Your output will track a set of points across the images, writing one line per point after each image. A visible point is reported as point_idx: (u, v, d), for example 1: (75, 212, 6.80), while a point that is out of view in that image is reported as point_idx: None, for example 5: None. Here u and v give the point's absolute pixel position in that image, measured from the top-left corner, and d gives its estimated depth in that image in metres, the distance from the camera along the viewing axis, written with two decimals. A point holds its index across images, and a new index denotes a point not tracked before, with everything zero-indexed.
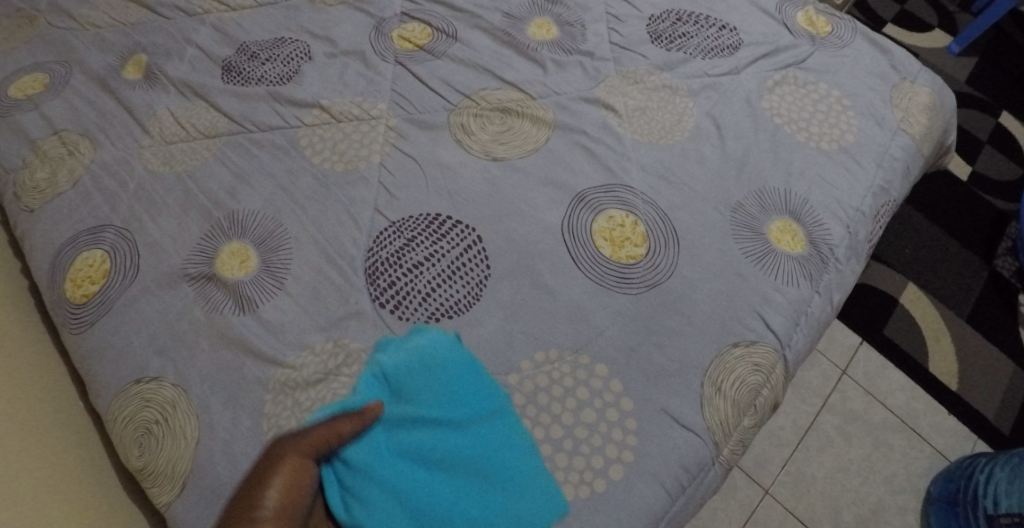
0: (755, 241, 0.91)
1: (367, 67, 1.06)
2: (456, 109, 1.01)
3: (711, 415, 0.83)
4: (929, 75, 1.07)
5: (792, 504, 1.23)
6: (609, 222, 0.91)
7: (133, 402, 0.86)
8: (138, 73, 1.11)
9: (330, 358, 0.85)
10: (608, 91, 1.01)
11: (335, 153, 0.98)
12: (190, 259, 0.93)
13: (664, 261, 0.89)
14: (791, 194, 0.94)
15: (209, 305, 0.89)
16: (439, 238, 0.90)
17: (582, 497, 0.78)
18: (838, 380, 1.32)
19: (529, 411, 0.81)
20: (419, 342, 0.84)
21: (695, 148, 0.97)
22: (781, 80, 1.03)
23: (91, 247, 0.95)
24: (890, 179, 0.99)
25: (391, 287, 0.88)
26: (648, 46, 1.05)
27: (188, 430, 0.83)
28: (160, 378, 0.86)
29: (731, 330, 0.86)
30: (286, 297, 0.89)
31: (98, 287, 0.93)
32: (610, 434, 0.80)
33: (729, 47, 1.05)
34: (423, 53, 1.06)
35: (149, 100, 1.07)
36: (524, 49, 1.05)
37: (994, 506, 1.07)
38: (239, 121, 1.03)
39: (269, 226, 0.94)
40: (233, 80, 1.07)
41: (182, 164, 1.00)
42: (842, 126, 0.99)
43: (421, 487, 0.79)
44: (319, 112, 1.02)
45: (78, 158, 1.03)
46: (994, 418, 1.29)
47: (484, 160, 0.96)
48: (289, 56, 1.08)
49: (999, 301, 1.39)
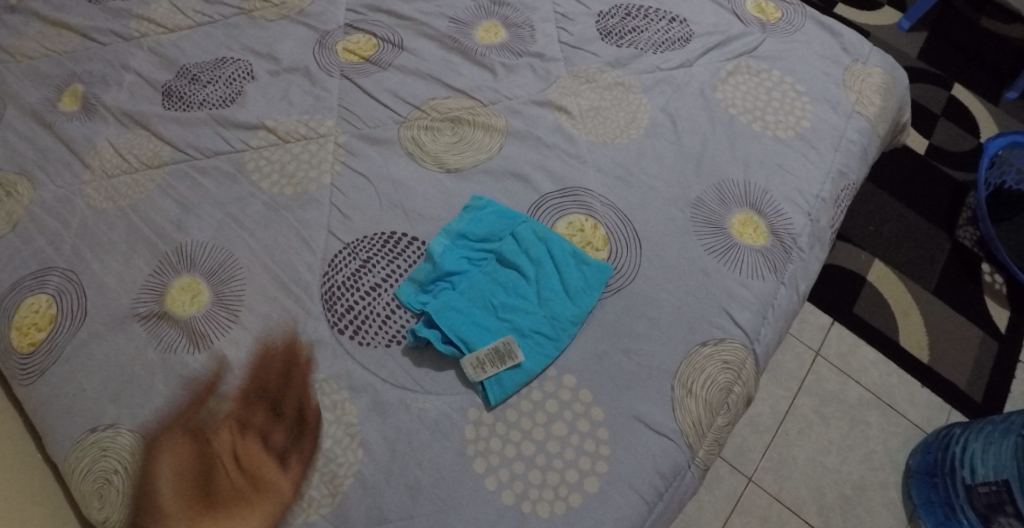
0: (716, 236, 0.90)
1: (312, 84, 1.03)
2: (406, 122, 0.98)
3: (684, 418, 0.81)
4: (880, 55, 1.07)
5: (776, 490, 1.20)
6: (569, 227, 0.89)
7: (90, 454, 0.82)
8: (75, 103, 1.06)
9: (291, 391, 0.82)
10: (560, 92, 1.00)
11: (284, 176, 0.95)
12: (140, 298, 0.90)
13: (626, 263, 0.88)
14: (749, 185, 0.94)
15: (163, 345, 0.86)
16: (396, 256, 0.88)
17: (558, 514, 0.76)
18: (813, 362, 1.30)
19: (499, 429, 0.79)
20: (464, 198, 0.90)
21: (652, 145, 0.96)
22: (734, 69, 1.02)
23: (36, 293, 0.91)
24: (847, 162, 0.98)
25: (349, 312, 0.86)
26: (598, 44, 1.03)
27: (148, 478, 0.80)
28: (115, 425, 0.83)
29: (698, 328, 0.85)
30: (242, 331, 0.86)
31: (45, 334, 0.89)
32: (582, 446, 0.79)
33: (679, 39, 1.04)
34: (369, 65, 1.03)
35: (87, 132, 1.03)
36: (472, 54, 1.03)
37: (972, 475, 1.08)
38: (182, 148, 0.99)
39: (220, 257, 0.91)
40: (174, 105, 1.03)
41: (126, 198, 0.97)
42: (797, 113, 0.99)
43: (393, 516, 0.77)
44: (266, 133, 0.99)
45: (16, 198, 0.98)
46: (966, 387, 1.28)
47: (438, 173, 0.94)
48: (231, 76, 1.04)
49: (963, 272, 1.39)
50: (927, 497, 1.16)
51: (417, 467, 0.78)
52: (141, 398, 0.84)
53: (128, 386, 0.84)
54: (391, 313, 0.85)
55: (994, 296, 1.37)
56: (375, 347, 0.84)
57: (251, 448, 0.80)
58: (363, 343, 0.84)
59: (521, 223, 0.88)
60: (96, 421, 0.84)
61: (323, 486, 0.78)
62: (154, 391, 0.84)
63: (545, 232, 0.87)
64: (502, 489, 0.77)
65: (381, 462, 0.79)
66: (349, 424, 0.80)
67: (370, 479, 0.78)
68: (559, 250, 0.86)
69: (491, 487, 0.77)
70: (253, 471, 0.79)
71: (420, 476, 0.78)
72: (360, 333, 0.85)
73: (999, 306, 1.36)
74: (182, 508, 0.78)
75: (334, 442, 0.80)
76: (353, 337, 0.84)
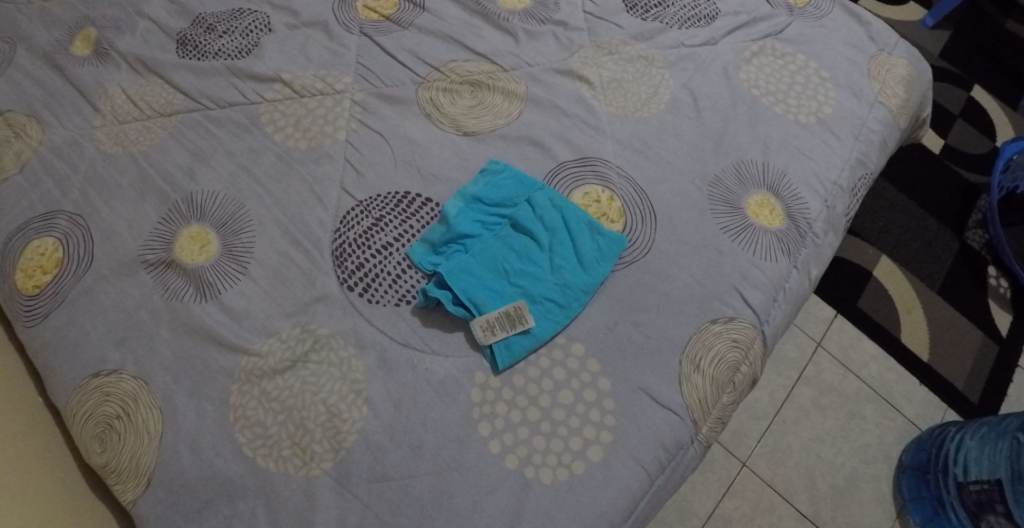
0: (732, 216, 0.89)
1: (331, 39, 1.01)
2: (425, 83, 0.97)
3: (690, 393, 0.81)
4: (906, 47, 1.05)
5: (770, 476, 1.20)
6: (585, 198, 0.89)
7: (93, 398, 0.82)
8: (88, 48, 1.04)
9: (297, 344, 0.82)
10: (582, 61, 0.98)
11: (298, 130, 0.94)
12: (147, 245, 0.89)
13: (641, 236, 0.87)
14: (768, 167, 0.93)
15: (169, 293, 0.86)
16: (409, 216, 0.88)
17: (561, 480, 0.76)
18: (814, 352, 1.29)
19: (505, 393, 0.79)
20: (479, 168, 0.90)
21: (672, 120, 0.95)
22: (759, 51, 1.00)
23: (41, 235, 0.90)
24: (867, 151, 0.97)
25: (360, 269, 0.85)
26: (623, 16, 1.02)
27: (150, 424, 0.80)
28: (119, 371, 0.82)
29: (709, 306, 0.84)
30: (249, 283, 0.86)
31: (50, 278, 0.88)
32: (587, 415, 0.79)
33: (705, 16, 1.02)
34: (389, 24, 1.02)
35: (99, 77, 1.01)
36: (494, 19, 1.01)
37: (964, 473, 1.08)
38: (196, 98, 0.98)
39: (231, 207, 0.90)
40: (189, 54, 1.01)
41: (136, 144, 0.96)
42: (820, 99, 0.98)
43: (393, 475, 0.76)
44: (281, 87, 0.97)
45: (26, 140, 0.97)
46: (963, 386, 1.28)
47: (455, 135, 0.93)
48: (248, 28, 1.02)
49: (970, 272, 1.38)
50: (917, 493, 1.16)
51: (421, 427, 0.78)
52: (137, 349, 0.83)
53: (123, 336, 0.84)
54: (402, 272, 0.85)
55: (998, 300, 1.36)
56: (384, 306, 0.83)
57: (255, 400, 0.80)
58: (373, 301, 0.84)
59: (537, 190, 0.87)
60: (92, 370, 0.83)
61: (325, 442, 0.78)
62: (149, 343, 0.83)
63: (561, 201, 0.86)
64: (506, 453, 0.77)
65: (385, 420, 0.78)
66: (355, 380, 0.80)
67: (373, 437, 0.78)
68: (574, 218, 0.85)
69: (495, 451, 0.77)
70: (257, 422, 0.79)
71: (423, 436, 0.78)
72: (370, 290, 0.84)
73: (1002, 310, 1.36)
74: (184, 457, 0.78)
75: (339, 398, 0.79)
76: (363, 294, 0.84)
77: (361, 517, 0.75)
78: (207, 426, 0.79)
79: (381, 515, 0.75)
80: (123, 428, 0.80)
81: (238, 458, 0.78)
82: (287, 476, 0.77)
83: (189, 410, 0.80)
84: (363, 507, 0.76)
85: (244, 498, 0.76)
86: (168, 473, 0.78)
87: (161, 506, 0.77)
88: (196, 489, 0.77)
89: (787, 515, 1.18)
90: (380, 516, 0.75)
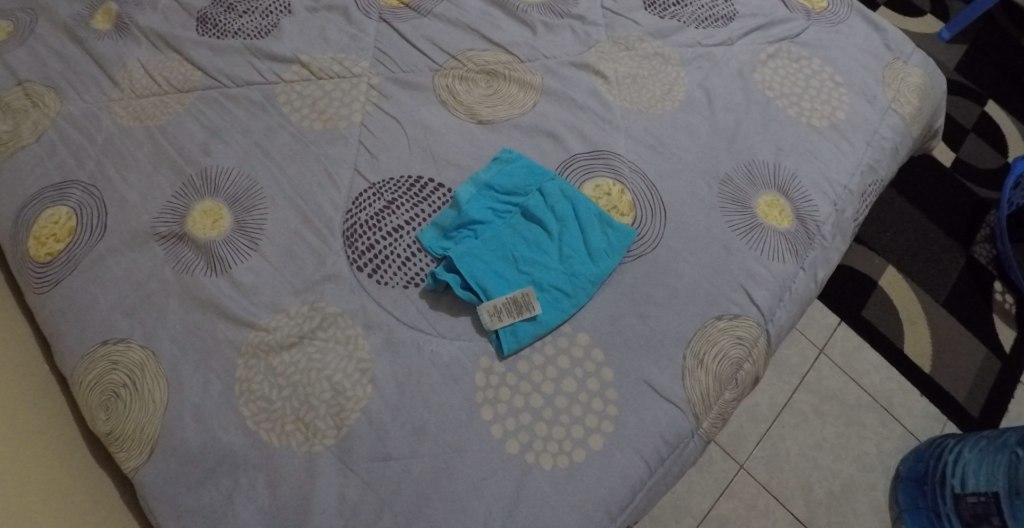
0: (742, 214, 0.89)
1: (350, 23, 1.01)
2: (441, 70, 0.97)
3: (692, 387, 0.82)
4: (922, 56, 1.05)
5: (766, 479, 1.20)
6: (596, 190, 0.89)
7: (100, 365, 0.82)
8: (108, 22, 1.05)
9: (305, 321, 0.83)
10: (598, 56, 0.99)
11: (314, 111, 0.95)
12: (160, 218, 0.89)
13: (650, 231, 0.87)
14: (780, 168, 0.93)
15: (179, 266, 0.87)
16: (420, 201, 0.89)
17: (561, 467, 0.77)
18: (815, 358, 1.29)
19: (510, 379, 0.80)
20: (497, 158, 0.90)
21: (686, 119, 0.95)
22: (775, 53, 1.00)
23: (56, 204, 0.91)
24: (878, 157, 0.97)
25: (370, 250, 0.86)
26: (641, 13, 1.02)
27: (156, 394, 0.80)
28: (127, 339, 0.83)
29: (714, 303, 0.85)
30: (259, 259, 0.86)
31: (63, 246, 0.89)
32: (590, 404, 0.79)
33: (723, 17, 1.02)
34: (407, 11, 1.02)
35: (118, 51, 1.01)
36: (513, 10, 1.01)
37: (961, 485, 1.08)
38: (214, 75, 0.98)
39: (244, 184, 0.91)
40: (208, 32, 1.02)
41: (153, 118, 0.96)
42: (833, 103, 0.98)
43: (395, 455, 0.77)
44: (299, 68, 0.98)
45: (43, 110, 0.98)
46: (963, 400, 1.28)
47: (469, 123, 0.93)
48: (268, 9, 1.03)
49: (975, 286, 1.38)
50: (914, 503, 1.16)
51: (424, 409, 0.79)
52: (145, 320, 0.84)
53: (133, 307, 0.85)
54: (411, 255, 0.86)
55: (1002, 315, 1.36)
56: (392, 287, 0.84)
57: (261, 374, 0.80)
58: (381, 282, 0.84)
59: (549, 180, 0.87)
60: (100, 340, 0.84)
61: (329, 418, 0.78)
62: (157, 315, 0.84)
63: (572, 192, 0.86)
64: (508, 437, 0.78)
65: (389, 401, 0.79)
66: (361, 359, 0.81)
67: (376, 416, 0.78)
68: (584, 210, 0.86)
69: (497, 435, 0.78)
70: (262, 397, 0.80)
71: (427, 418, 0.78)
72: (379, 272, 0.85)
73: (1006, 326, 1.36)
74: (188, 427, 0.79)
75: (345, 376, 0.80)
76: (371, 275, 0.85)
77: (360, 495, 0.76)
78: (212, 398, 0.80)
79: (380, 494, 0.76)
80: (127, 397, 0.81)
81: (242, 432, 0.78)
82: (289, 451, 0.78)
83: (196, 382, 0.81)
84: (363, 484, 0.76)
85: (246, 471, 0.77)
86: (171, 443, 0.79)
87: (163, 475, 0.78)
88: (199, 460, 0.78)
89: (782, 519, 1.18)
90: (379, 495, 0.76)
